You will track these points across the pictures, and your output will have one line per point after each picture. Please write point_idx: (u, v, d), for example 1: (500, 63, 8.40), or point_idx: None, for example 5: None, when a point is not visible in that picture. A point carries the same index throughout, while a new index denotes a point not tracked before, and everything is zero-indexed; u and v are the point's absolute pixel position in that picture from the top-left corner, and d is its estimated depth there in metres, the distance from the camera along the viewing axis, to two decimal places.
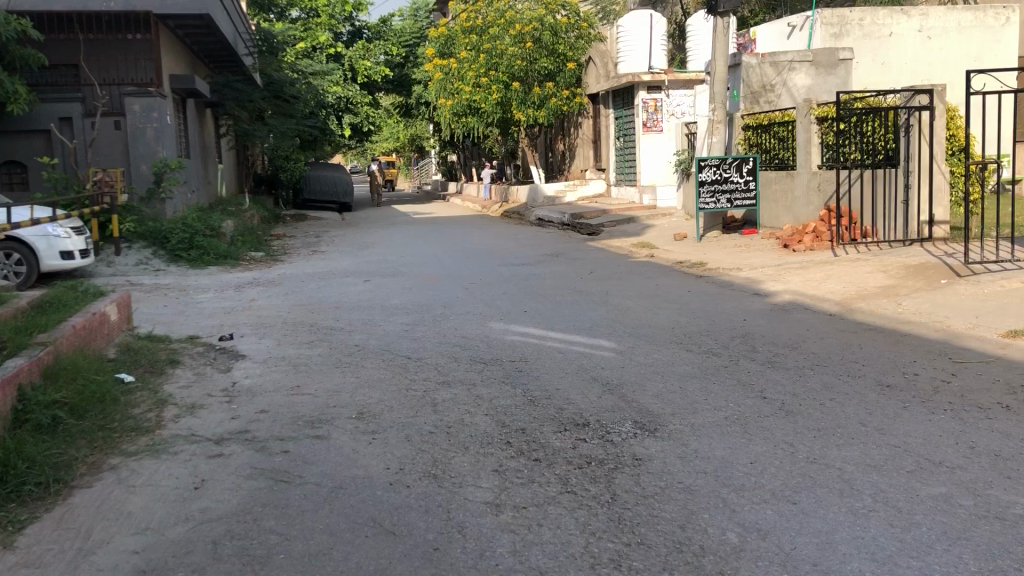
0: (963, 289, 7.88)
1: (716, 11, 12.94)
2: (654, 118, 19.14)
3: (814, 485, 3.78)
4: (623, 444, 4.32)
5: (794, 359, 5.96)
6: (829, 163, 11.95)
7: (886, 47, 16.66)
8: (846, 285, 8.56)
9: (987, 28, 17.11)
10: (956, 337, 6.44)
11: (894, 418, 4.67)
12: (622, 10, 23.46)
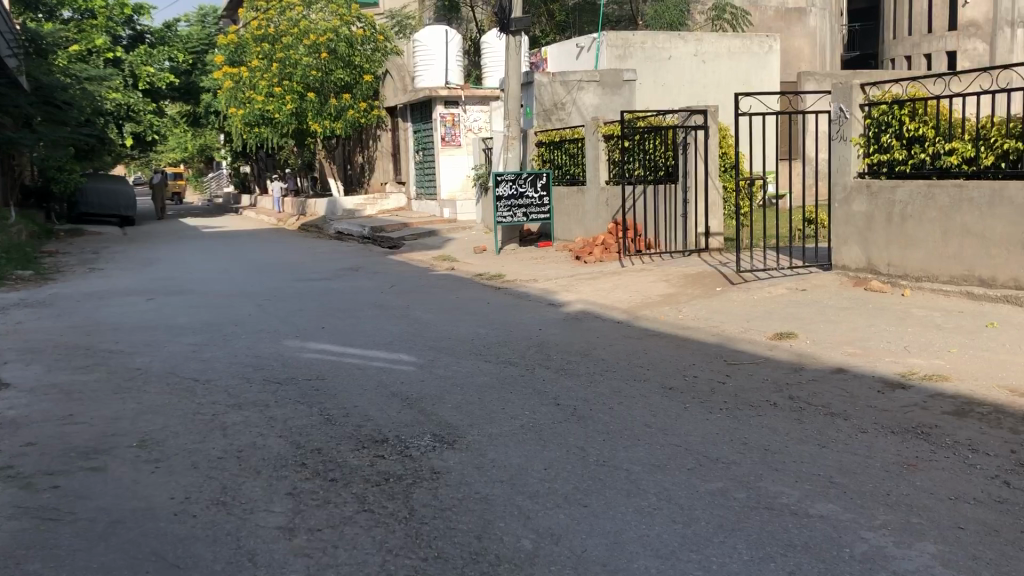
0: (736, 296, 8.49)
1: (508, 28, 13.28)
2: (451, 133, 19.38)
3: (605, 488, 3.93)
4: (421, 458, 4.31)
5: (585, 366, 6.19)
6: (615, 179, 12.51)
7: (665, 70, 17.74)
8: (633, 294, 8.99)
9: (754, 55, 18.61)
10: (730, 340, 6.92)
11: (677, 419, 4.94)
12: (417, 23, 23.59)
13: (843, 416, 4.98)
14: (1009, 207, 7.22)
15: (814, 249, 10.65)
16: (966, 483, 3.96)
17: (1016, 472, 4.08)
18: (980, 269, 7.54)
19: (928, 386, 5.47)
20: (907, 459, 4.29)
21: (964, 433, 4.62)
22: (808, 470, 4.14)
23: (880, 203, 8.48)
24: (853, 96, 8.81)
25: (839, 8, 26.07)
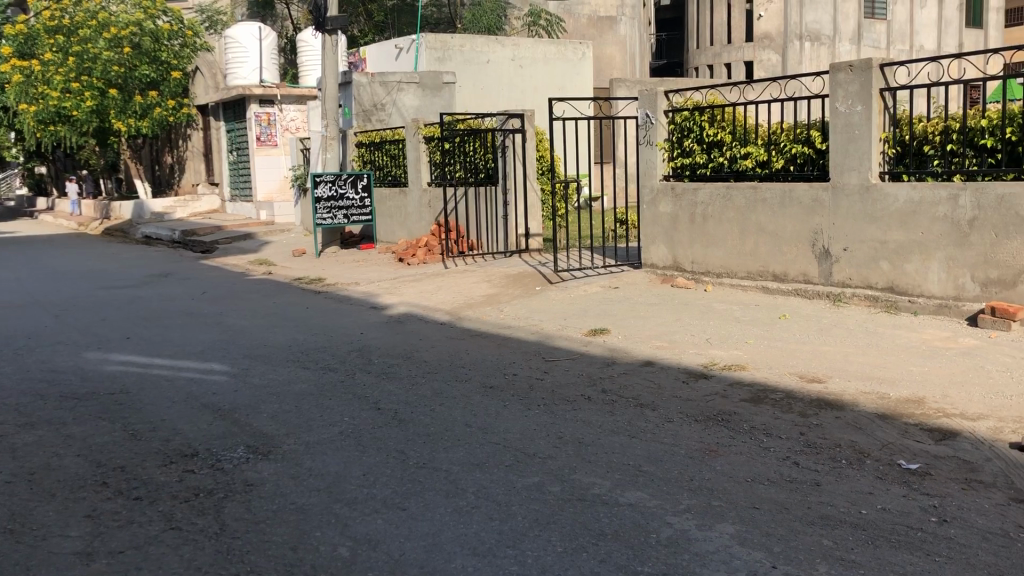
0: (555, 294, 8.73)
1: (323, 27, 13.06)
2: (268, 133, 18.79)
3: (424, 489, 3.93)
4: (234, 471, 4.16)
5: (406, 368, 6.17)
6: (437, 181, 12.54)
7: (484, 74, 17.99)
8: (454, 295, 9.04)
9: (569, 61, 19.23)
10: (548, 338, 7.09)
11: (496, 418, 5.02)
12: (229, 19, 22.72)
13: (652, 407, 5.21)
14: (797, 208, 7.81)
15: (626, 249, 11.11)
16: (761, 465, 4.25)
17: (804, 452, 4.42)
18: (773, 265, 8.10)
19: (728, 375, 5.83)
20: (709, 445, 4.54)
21: (759, 418, 4.95)
22: (619, 461, 4.30)
23: (684, 205, 8.94)
24: (658, 102, 9.24)
25: (647, 18, 27.31)
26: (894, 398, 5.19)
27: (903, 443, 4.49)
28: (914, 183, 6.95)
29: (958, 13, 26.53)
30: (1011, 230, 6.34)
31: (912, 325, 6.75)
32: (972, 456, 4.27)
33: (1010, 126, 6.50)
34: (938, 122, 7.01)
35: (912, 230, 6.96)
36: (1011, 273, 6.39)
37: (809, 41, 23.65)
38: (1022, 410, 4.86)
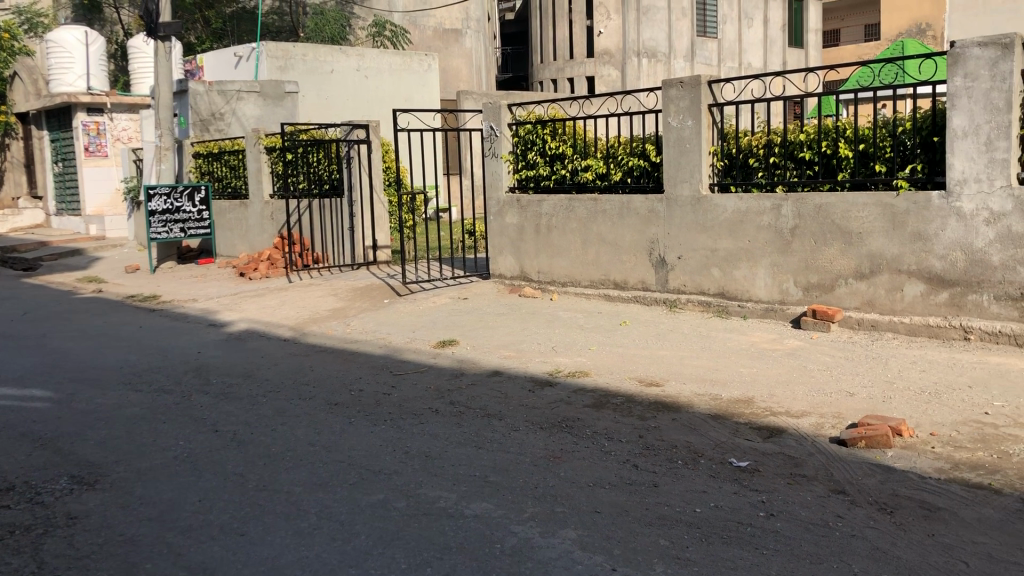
0: (402, 307, 8.69)
1: (155, 33, 12.51)
2: (96, 143, 17.81)
3: (263, 512, 3.81)
4: (56, 504, 3.89)
5: (248, 388, 5.97)
6: (279, 193, 12.24)
7: (328, 83, 17.72)
8: (298, 310, 8.83)
9: (415, 72, 19.25)
10: (395, 351, 7.03)
11: (340, 435, 4.92)
12: (51, 22, 20.99)
13: (498, 417, 5.25)
14: (635, 218, 8.09)
15: (473, 261, 11.20)
16: (603, 469, 4.35)
17: (643, 455, 4.56)
18: (614, 273, 8.36)
19: (572, 382, 5.95)
20: (553, 452, 4.62)
21: (601, 424, 5.07)
22: (465, 472, 4.31)
23: (529, 216, 9.08)
24: (502, 115, 9.36)
25: (492, 31, 27.64)
26: (726, 399, 5.44)
27: (734, 442, 4.71)
28: (741, 194, 7.33)
29: (781, 33, 28.23)
30: (828, 238, 6.78)
31: (742, 329, 7.10)
32: (796, 452, 4.53)
33: (825, 140, 6.96)
34: (761, 136, 7.42)
35: (740, 238, 7.34)
36: (829, 278, 6.83)
37: (645, 58, 24.58)
38: (839, 405, 5.20)
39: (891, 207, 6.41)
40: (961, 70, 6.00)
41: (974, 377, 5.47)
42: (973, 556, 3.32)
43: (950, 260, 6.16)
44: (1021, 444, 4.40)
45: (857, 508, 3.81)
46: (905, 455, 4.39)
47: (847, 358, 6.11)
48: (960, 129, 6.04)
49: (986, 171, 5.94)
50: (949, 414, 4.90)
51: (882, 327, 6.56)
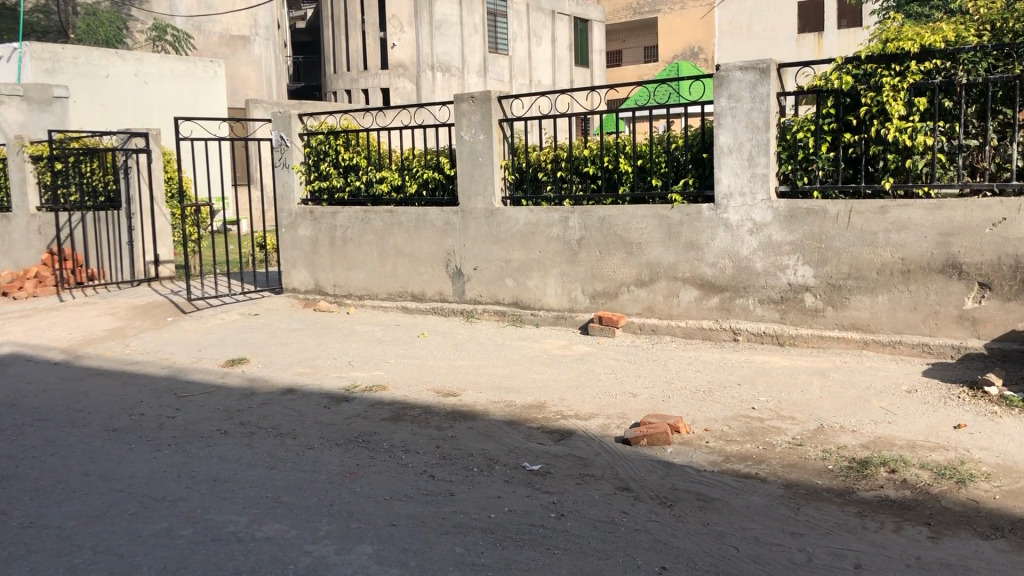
0: (188, 324, 8.29)
1: None
2: None
3: (29, 552, 3.50)
4: None
5: (12, 418, 5.47)
6: (48, 205, 11.33)
7: (103, 89, 16.62)
8: (72, 331, 8.20)
9: (199, 80, 18.49)
10: (180, 371, 6.68)
11: (119, 462, 4.62)
12: None
13: (293, 435, 5.12)
14: (430, 230, 8.14)
15: (264, 275, 10.86)
16: (400, 482, 4.34)
17: (439, 465, 4.59)
18: (411, 285, 8.38)
19: (369, 397, 5.90)
20: (348, 468, 4.56)
21: (398, 436, 5.06)
22: (256, 494, 4.16)
23: (323, 228, 8.91)
24: (293, 126, 9.11)
25: (282, 39, 26.91)
26: (520, 405, 5.58)
27: (527, 447, 4.83)
28: (531, 206, 7.56)
29: (567, 52, 29.46)
30: (612, 248, 7.13)
31: (534, 336, 7.32)
32: (585, 453, 4.72)
33: (608, 156, 7.33)
34: (549, 151, 7.72)
35: (531, 249, 7.56)
36: (613, 286, 7.18)
37: (440, 71, 24.66)
38: (624, 406, 5.47)
39: (668, 219, 6.83)
40: (726, 92, 6.49)
41: (742, 375, 5.92)
42: (742, 541, 3.59)
43: (719, 267, 6.65)
44: (782, 434, 4.81)
45: (641, 503, 4.02)
46: (683, 450, 4.68)
47: (631, 361, 6.44)
48: (726, 146, 6.53)
49: (749, 185, 6.45)
50: (721, 410, 5.28)
51: (662, 331, 6.97)
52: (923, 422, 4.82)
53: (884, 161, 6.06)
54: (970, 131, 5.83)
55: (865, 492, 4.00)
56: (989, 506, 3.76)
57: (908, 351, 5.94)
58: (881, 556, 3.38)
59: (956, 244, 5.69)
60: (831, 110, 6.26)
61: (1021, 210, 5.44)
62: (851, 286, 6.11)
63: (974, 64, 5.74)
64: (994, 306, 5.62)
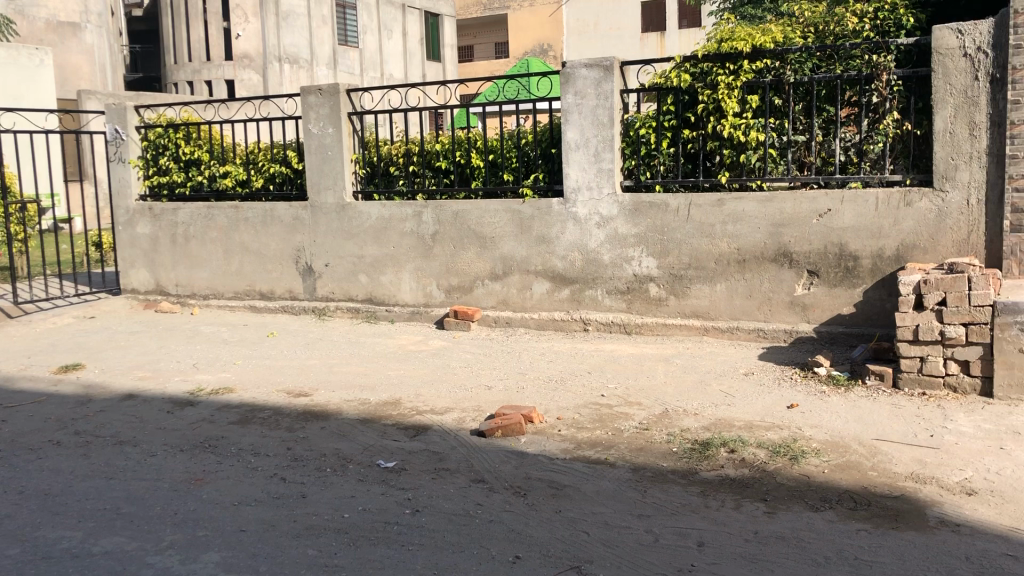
0: (14, 330, 7.75)
1: None
2: None
3: None
4: None
5: None
6: None
7: None
8: None
9: (23, 68, 17.33)
10: (6, 380, 6.24)
11: None
12: None
13: (133, 443, 4.87)
14: (278, 226, 7.93)
15: (99, 275, 10.29)
16: (249, 486, 4.21)
17: (291, 467, 4.48)
18: (259, 283, 8.14)
19: (215, 400, 5.69)
20: (194, 474, 4.39)
21: (247, 439, 4.91)
22: (92, 508, 3.94)
23: (163, 225, 8.52)
24: (129, 118, 8.72)
25: (116, 27, 25.49)
26: (374, 402, 5.53)
27: (381, 444, 4.79)
28: (383, 202, 7.48)
29: (418, 46, 29.32)
30: (465, 243, 7.15)
31: (389, 333, 7.25)
32: (440, 447, 4.72)
33: (459, 150, 7.38)
34: (399, 146, 7.69)
35: (383, 245, 7.49)
36: (467, 280, 7.22)
37: (287, 64, 23.99)
38: (479, 399, 5.51)
39: (519, 213, 6.91)
40: (572, 88, 6.62)
41: (592, 364, 6.08)
42: (594, 525, 3.68)
43: (570, 260, 6.79)
44: (630, 420, 4.97)
45: (495, 494, 4.06)
46: (535, 439, 4.76)
47: (486, 354, 6.49)
48: (573, 141, 6.66)
49: (596, 180, 6.61)
50: (572, 398, 5.40)
51: (516, 323, 7.05)
52: (759, 403, 5.09)
53: (721, 156, 6.36)
54: (798, 128, 6.15)
55: (707, 472, 4.18)
56: (819, 479, 4.02)
57: (745, 336, 6.25)
58: (722, 533, 3.54)
59: (787, 234, 6.03)
60: (671, 107, 6.50)
61: (844, 202, 5.83)
62: (692, 276, 6.38)
63: (801, 65, 6.08)
64: (821, 292, 5.99)
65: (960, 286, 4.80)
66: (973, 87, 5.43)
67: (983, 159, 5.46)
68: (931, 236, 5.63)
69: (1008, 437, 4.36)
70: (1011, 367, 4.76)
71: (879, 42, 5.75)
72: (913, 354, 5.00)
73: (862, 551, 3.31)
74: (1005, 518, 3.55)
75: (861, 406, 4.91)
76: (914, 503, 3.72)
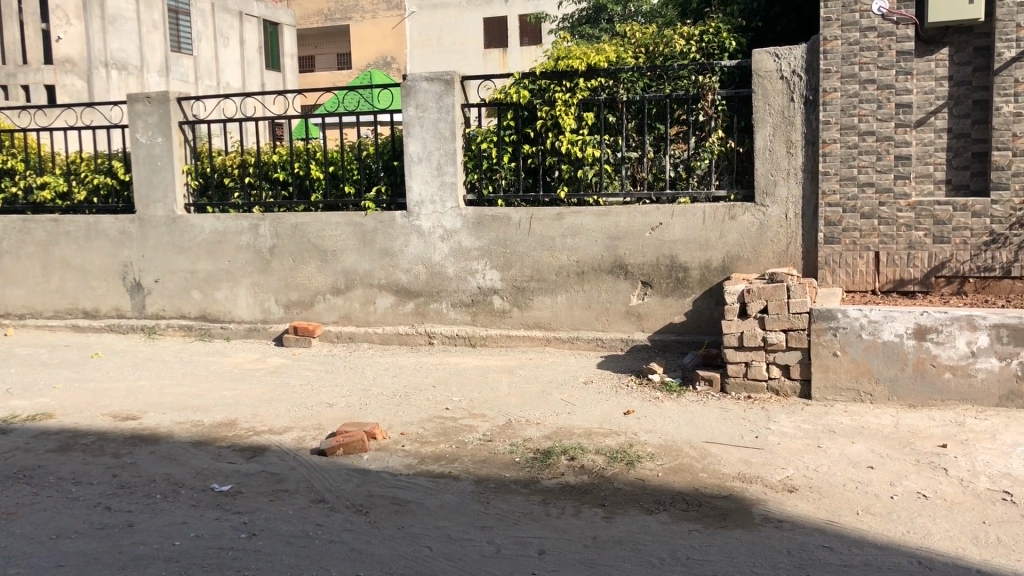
0: None
1: None
2: None
3: None
4: None
5: None
6: None
7: None
8: None
9: None
10: None
11: None
12: None
13: None
14: (103, 240, 7.50)
15: None
16: (68, 518, 3.93)
17: (116, 494, 4.23)
18: (83, 301, 7.66)
19: (32, 426, 5.30)
20: (6, 508, 4.06)
21: (67, 468, 4.60)
22: None
23: None
24: None
25: None
26: (209, 424, 5.30)
27: (216, 467, 4.60)
28: (218, 214, 7.21)
29: (256, 55, 28.50)
30: (305, 256, 6.99)
31: (225, 351, 6.97)
32: (278, 468, 4.57)
33: (298, 162, 7.25)
34: (235, 157, 7.46)
35: (218, 259, 7.22)
36: (308, 295, 7.05)
37: (115, 70, 22.20)
38: (320, 417, 5.38)
39: (361, 226, 6.82)
40: (413, 101, 6.61)
41: (437, 377, 6.06)
42: (436, 540, 3.66)
43: (414, 273, 6.76)
44: (474, 432, 4.98)
45: (336, 513, 3.97)
46: (378, 456, 4.70)
47: (327, 371, 6.35)
48: (415, 155, 6.65)
49: (438, 194, 6.62)
50: (416, 413, 5.37)
51: (359, 338, 6.93)
52: (597, 411, 5.23)
53: (560, 171, 6.52)
54: (631, 144, 6.39)
55: (549, 480, 4.24)
56: (653, 482, 4.15)
57: (585, 346, 6.40)
58: (562, 540, 3.60)
59: (623, 246, 6.23)
60: (511, 122, 6.59)
61: (674, 215, 6.09)
62: (533, 288, 6.48)
63: (633, 83, 6.32)
64: (654, 302, 6.22)
65: (779, 294, 5.10)
66: (789, 107, 5.80)
67: (799, 176, 5.83)
68: (754, 247, 5.96)
69: (824, 436, 4.65)
70: (826, 370, 5.09)
71: (704, 63, 6.06)
72: (739, 359, 5.27)
73: (693, 551, 3.44)
74: (822, 512, 3.78)
75: (692, 411, 5.12)
76: (740, 502, 3.90)
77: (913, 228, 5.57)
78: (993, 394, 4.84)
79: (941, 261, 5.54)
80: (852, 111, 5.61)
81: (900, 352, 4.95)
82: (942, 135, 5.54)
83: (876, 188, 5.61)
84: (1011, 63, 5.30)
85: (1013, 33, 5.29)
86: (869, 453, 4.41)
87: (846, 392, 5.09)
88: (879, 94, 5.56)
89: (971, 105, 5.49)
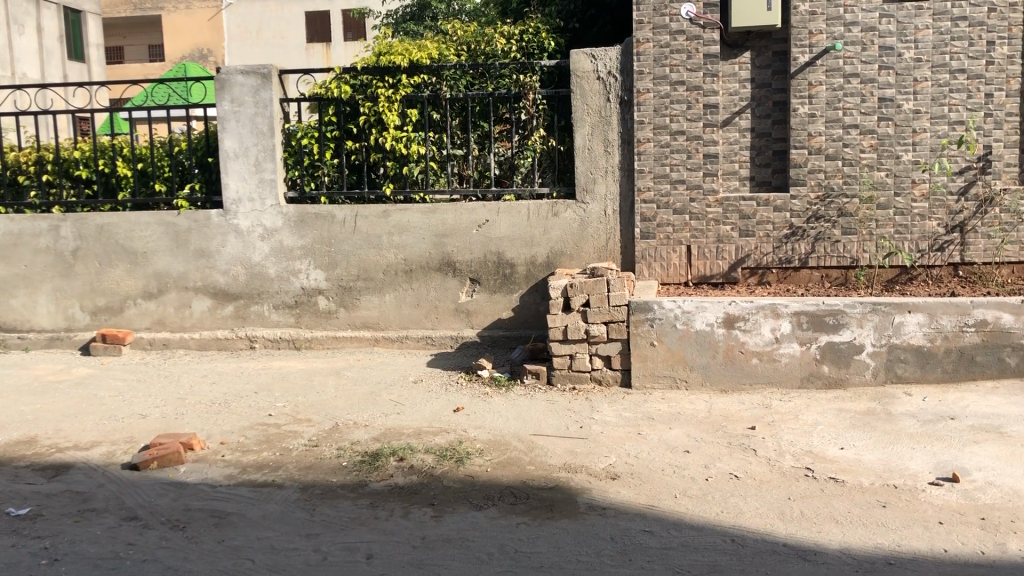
0: None
1: None
2: None
3: None
4: None
5: None
6: None
7: None
8: None
9: None
10: None
11: None
12: None
13: None
14: None
15: None
16: None
17: None
18: None
19: None
20: None
21: None
22: None
23: None
24: None
25: None
26: (5, 442, 4.88)
27: (12, 489, 4.23)
28: (12, 215, 6.67)
29: (58, 45, 26.36)
30: (113, 259, 6.57)
31: (23, 363, 6.44)
32: (84, 486, 4.26)
33: (102, 158, 6.81)
34: (30, 152, 6.91)
35: (13, 263, 6.67)
36: (116, 300, 6.62)
37: None
38: (132, 429, 5.06)
39: (173, 226, 6.48)
40: (228, 95, 6.34)
41: (261, 383, 5.83)
42: (259, 551, 3.52)
43: (232, 274, 6.48)
44: (298, 437, 4.84)
45: (150, 530, 3.74)
46: (196, 467, 4.47)
47: (140, 380, 5.98)
48: (231, 151, 6.38)
49: (257, 191, 6.38)
50: (237, 421, 5.15)
51: (174, 344, 6.57)
52: (425, 409, 5.20)
53: (384, 168, 6.44)
54: (456, 142, 6.39)
55: (377, 482, 4.17)
56: (482, 478, 4.16)
57: (413, 344, 6.35)
58: (390, 542, 3.54)
59: (450, 244, 6.23)
60: (332, 118, 6.44)
61: (499, 213, 6.15)
62: (360, 287, 6.36)
63: (455, 81, 6.34)
64: (482, 299, 6.25)
65: (599, 288, 5.24)
66: (606, 107, 5.98)
67: (616, 173, 6.02)
68: (576, 243, 6.10)
69: (644, 423, 4.83)
70: (645, 360, 5.28)
71: (525, 63, 6.15)
72: (563, 352, 5.37)
73: (521, 544, 3.47)
74: (642, 497, 3.91)
75: (519, 405, 5.19)
76: (566, 492, 3.97)
77: (721, 223, 5.87)
78: (795, 377, 5.18)
79: (747, 253, 5.87)
80: (664, 111, 5.85)
81: (711, 340, 5.20)
82: (745, 135, 5.86)
83: (687, 185, 5.88)
84: (806, 67, 5.67)
85: (806, 40, 5.66)
86: (685, 438, 4.61)
87: (663, 380, 5.30)
88: (689, 95, 5.84)
89: (771, 106, 5.84)
